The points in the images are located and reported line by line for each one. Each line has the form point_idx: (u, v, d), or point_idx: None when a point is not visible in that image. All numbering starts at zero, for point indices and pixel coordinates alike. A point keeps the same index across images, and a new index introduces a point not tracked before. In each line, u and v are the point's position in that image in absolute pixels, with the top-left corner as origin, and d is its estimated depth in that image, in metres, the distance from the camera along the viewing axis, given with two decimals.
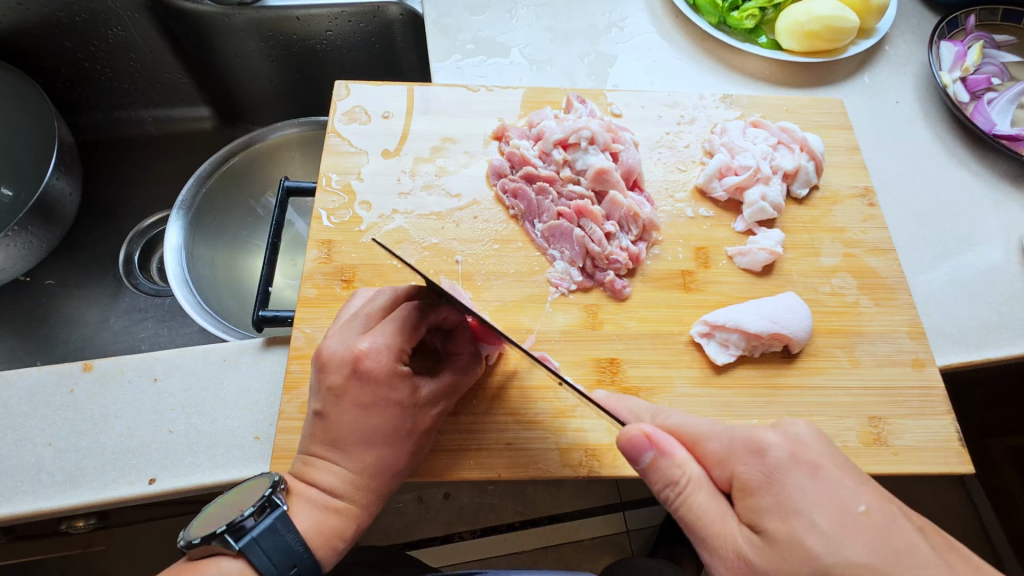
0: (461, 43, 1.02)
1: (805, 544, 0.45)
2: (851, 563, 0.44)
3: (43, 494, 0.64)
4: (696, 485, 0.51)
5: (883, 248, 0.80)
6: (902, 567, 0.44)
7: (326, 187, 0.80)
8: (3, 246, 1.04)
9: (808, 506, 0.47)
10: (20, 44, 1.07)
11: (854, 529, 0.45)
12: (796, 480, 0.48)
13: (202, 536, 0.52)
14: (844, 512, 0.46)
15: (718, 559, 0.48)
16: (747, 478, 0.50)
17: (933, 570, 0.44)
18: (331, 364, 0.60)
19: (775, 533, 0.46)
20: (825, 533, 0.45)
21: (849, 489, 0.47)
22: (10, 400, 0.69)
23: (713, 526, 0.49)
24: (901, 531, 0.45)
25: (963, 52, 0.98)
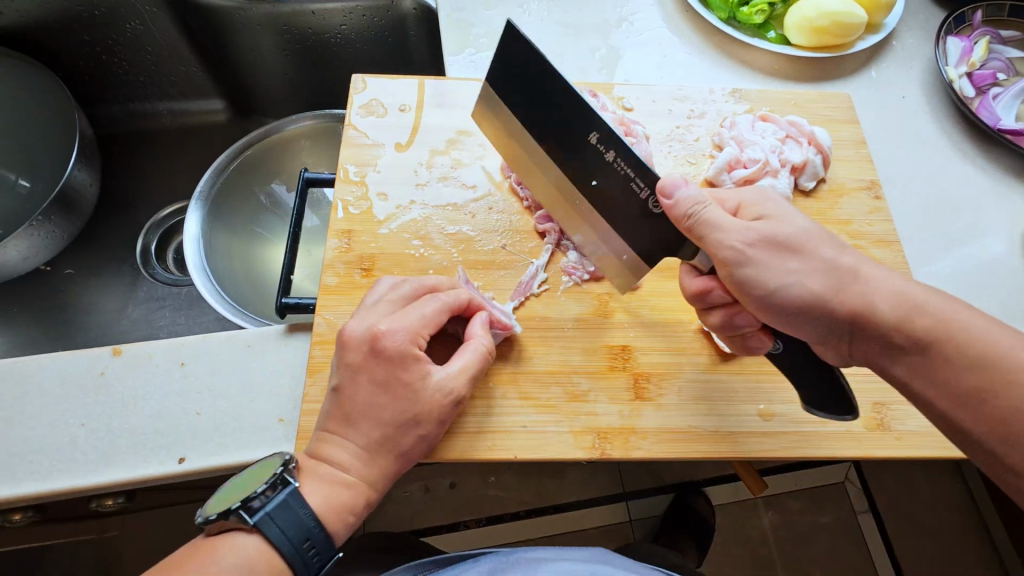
0: (474, 37, 1.03)
1: (782, 225, 0.62)
2: (819, 240, 0.60)
3: (77, 473, 0.67)
4: (706, 202, 0.62)
5: (888, 240, 0.82)
6: (870, 268, 0.59)
7: (345, 178, 0.82)
8: (25, 236, 1.07)
9: (787, 233, 0.61)
10: (40, 37, 1.09)
11: (822, 235, 0.61)
12: (793, 215, 0.63)
13: (219, 512, 0.55)
14: (816, 226, 0.62)
15: (721, 239, 0.61)
16: (747, 203, 0.66)
17: (895, 281, 0.58)
18: (352, 342, 0.64)
19: (767, 219, 0.62)
20: (798, 223, 0.62)
21: (813, 221, 0.63)
22: (42, 383, 0.72)
23: (723, 227, 0.62)
24: (871, 266, 0.60)
25: (970, 47, 1.00)
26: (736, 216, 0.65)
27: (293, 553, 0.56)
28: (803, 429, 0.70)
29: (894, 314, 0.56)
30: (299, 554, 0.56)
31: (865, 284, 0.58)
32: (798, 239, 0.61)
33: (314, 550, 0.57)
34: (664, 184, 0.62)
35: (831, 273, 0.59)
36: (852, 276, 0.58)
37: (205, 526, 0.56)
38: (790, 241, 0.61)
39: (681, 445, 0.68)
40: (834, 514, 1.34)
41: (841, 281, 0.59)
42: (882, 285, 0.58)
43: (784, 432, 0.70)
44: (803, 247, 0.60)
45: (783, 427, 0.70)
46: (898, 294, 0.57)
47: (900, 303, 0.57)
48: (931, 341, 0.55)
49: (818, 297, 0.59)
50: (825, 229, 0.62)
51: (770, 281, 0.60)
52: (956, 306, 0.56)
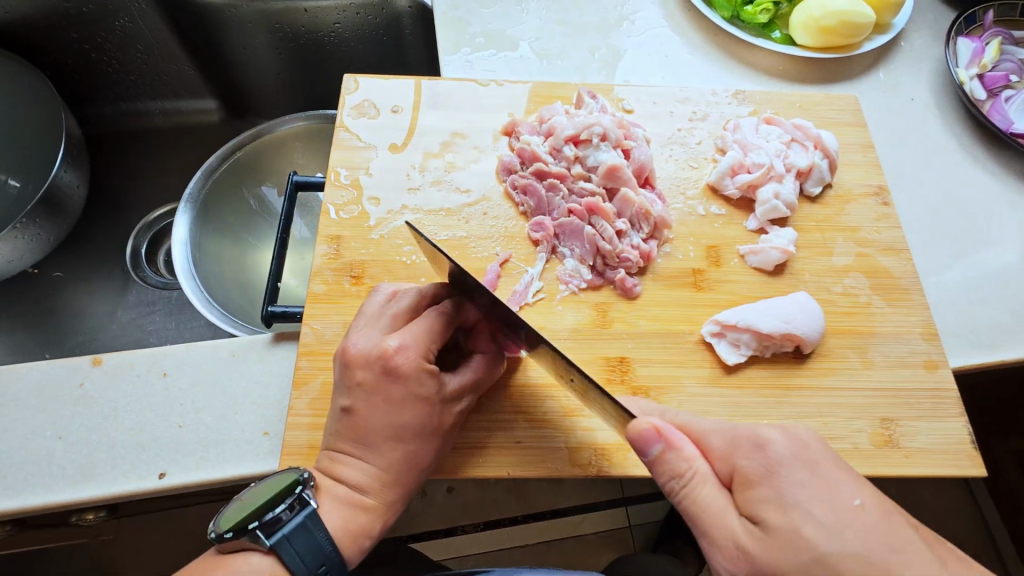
0: (470, 36, 1.00)
1: (801, 536, 0.46)
2: (845, 555, 0.44)
3: (53, 488, 0.64)
4: (705, 476, 0.51)
5: (897, 248, 0.80)
6: (896, 566, 0.44)
7: (336, 182, 0.80)
8: (11, 238, 1.04)
9: (803, 513, 0.47)
10: (27, 34, 1.06)
11: (851, 523, 0.46)
12: (832, 483, 0.48)
13: (235, 531, 0.53)
14: (839, 507, 0.47)
15: (719, 553, 0.49)
16: (749, 472, 0.50)
17: (927, 566, 0.44)
18: (360, 361, 0.61)
19: (773, 527, 0.47)
20: (830, 532, 0.45)
21: (846, 488, 0.48)
22: (20, 393, 0.70)
23: (720, 521, 0.49)
24: (896, 527, 0.46)
25: (981, 48, 0.97)
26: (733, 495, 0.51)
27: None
28: None
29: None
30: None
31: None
32: (835, 569, 0.44)
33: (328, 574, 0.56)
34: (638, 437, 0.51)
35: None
36: None
37: (218, 542, 0.53)
38: (808, 572, 0.45)
39: None
40: None
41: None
42: (810, 493, 0.48)
43: None
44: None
45: None
46: (887, 534, 0.46)
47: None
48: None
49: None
50: (863, 501, 0.47)
51: None
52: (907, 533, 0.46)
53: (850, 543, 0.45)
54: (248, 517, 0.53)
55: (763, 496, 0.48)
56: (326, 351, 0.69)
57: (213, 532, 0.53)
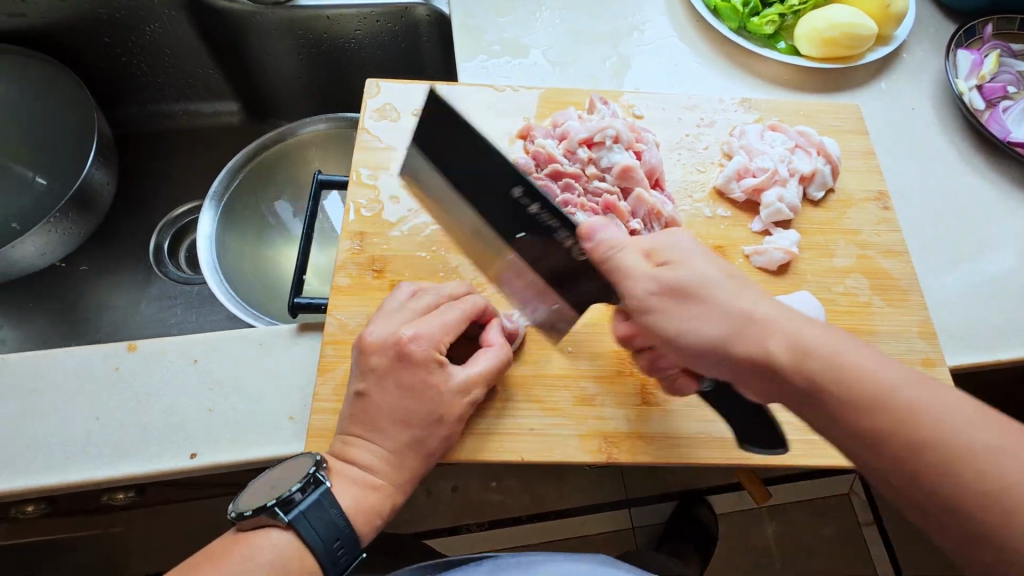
0: (486, 43, 1.05)
1: (673, 276, 0.59)
2: (740, 306, 0.56)
3: (90, 466, 0.68)
4: (625, 245, 0.63)
5: (896, 250, 0.83)
6: (772, 335, 0.54)
7: (358, 181, 0.83)
8: (43, 233, 1.08)
9: (696, 321, 0.57)
10: (60, 38, 1.11)
11: (734, 284, 0.58)
12: (700, 260, 0.60)
13: (254, 509, 0.56)
14: (700, 275, 0.58)
15: (632, 285, 0.61)
16: (663, 249, 0.62)
17: (863, 349, 0.53)
18: (374, 347, 0.64)
19: (678, 267, 0.60)
20: (701, 271, 0.59)
21: (752, 296, 0.57)
22: (60, 377, 0.73)
23: (631, 273, 0.61)
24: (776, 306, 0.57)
25: (981, 60, 1.00)
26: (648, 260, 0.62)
27: (323, 552, 0.57)
28: (810, 437, 0.70)
29: (826, 377, 0.52)
30: (329, 553, 0.58)
31: (770, 335, 0.54)
32: (741, 319, 0.55)
33: (344, 549, 0.59)
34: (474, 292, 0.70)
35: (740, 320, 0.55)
36: (798, 376, 0.53)
37: (238, 521, 0.57)
38: (675, 289, 0.58)
39: (688, 451, 0.69)
40: (837, 527, 1.34)
41: (739, 331, 0.55)
42: (730, 298, 0.57)
43: (792, 439, 0.70)
44: (701, 294, 0.57)
45: (790, 434, 0.70)
46: (828, 338, 0.54)
47: (786, 333, 0.54)
48: (938, 463, 0.48)
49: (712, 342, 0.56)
50: (718, 271, 0.59)
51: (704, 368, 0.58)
52: (837, 341, 0.53)
53: (736, 324, 0.55)
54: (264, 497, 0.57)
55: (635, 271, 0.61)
56: (349, 341, 0.72)
57: (233, 512, 0.57)
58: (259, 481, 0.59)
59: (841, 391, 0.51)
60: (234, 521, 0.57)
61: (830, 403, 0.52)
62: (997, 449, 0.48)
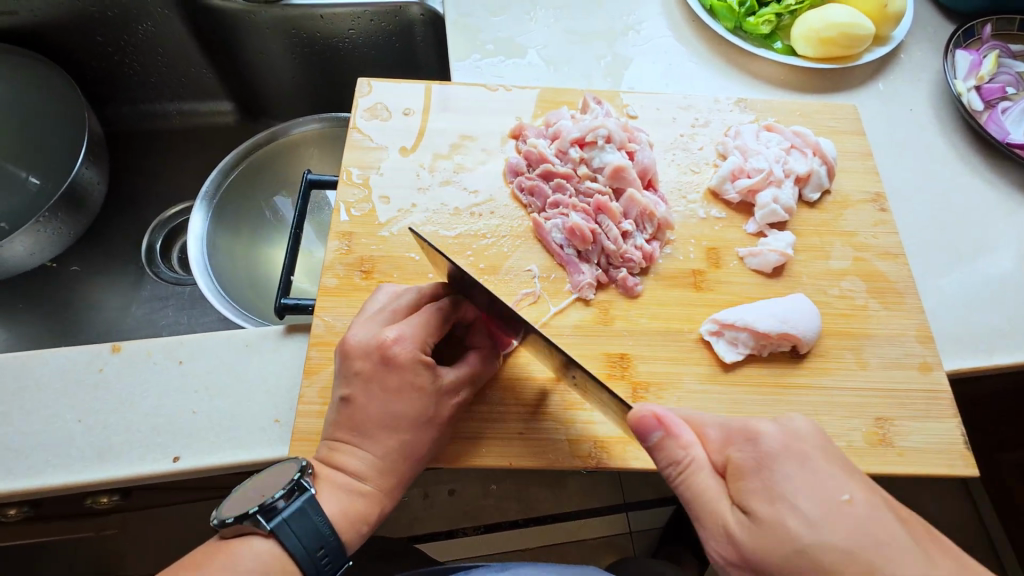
0: (480, 43, 1.04)
1: (789, 531, 0.46)
2: (829, 547, 0.45)
3: (72, 469, 0.67)
4: (705, 465, 0.52)
5: (893, 253, 0.81)
6: (890, 561, 0.44)
7: (348, 181, 0.83)
8: (33, 232, 1.07)
9: (781, 514, 0.47)
10: (51, 36, 1.10)
11: (838, 519, 0.46)
12: (790, 480, 0.48)
13: (236, 517, 0.54)
14: (826, 502, 0.47)
15: (710, 539, 0.50)
16: (740, 463, 0.51)
17: (906, 552, 0.45)
18: (357, 351, 0.63)
19: (761, 517, 0.48)
20: (811, 521, 0.46)
21: (835, 481, 0.48)
22: (42, 377, 0.72)
23: (712, 504, 0.51)
24: (884, 523, 0.46)
25: (979, 61, 0.99)
26: (723, 483, 0.52)
27: (307, 560, 0.56)
28: None
29: None
30: (313, 562, 0.56)
31: (857, 570, 0.44)
32: (816, 564, 0.45)
33: (328, 557, 0.57)
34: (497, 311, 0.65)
35: (788, 555, 0.46)
36: None
37: (219, 528, 0.55)
38: (792, 563, 0.45)
39: None
40: None
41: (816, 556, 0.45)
42: (804, 488, 0.48)
43: None
44: (802, 565, 0.45)
45: None
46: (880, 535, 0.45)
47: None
48: None
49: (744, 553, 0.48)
50: (823, 511, 0.46)
51: None
52: (878, 535, 0.45)
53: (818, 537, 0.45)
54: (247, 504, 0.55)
55: (768, 486, 0.48)
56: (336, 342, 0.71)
57: (215, 520, 0.55)
58: (241, 488, 0.57)
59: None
60: (215, 529, 0.55)
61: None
62: None
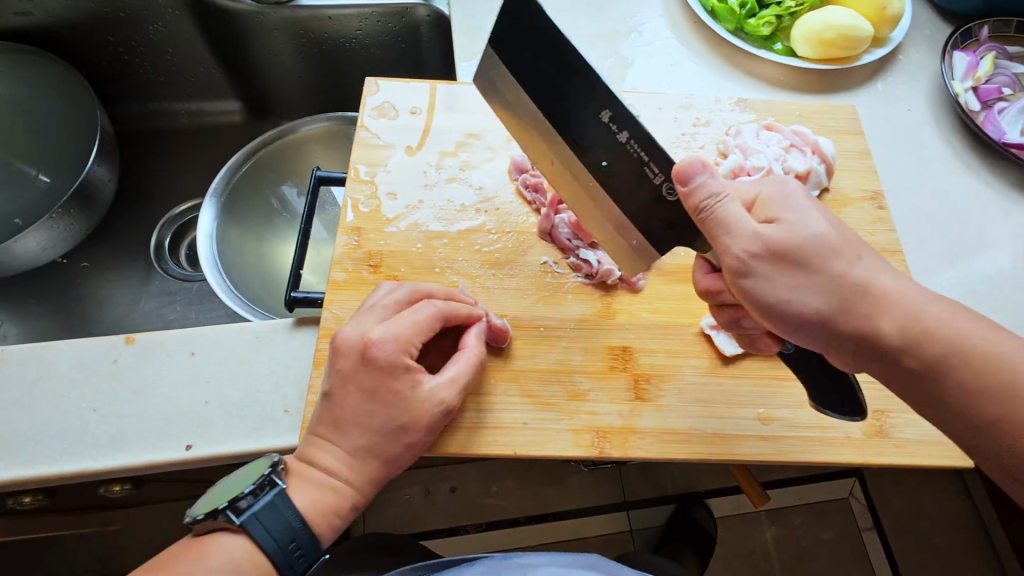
0: (485, 43, 1.06)
1: (822, 278, 0.59)
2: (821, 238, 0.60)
3: (87, 457, 0.69)
4: (724, 195, 0.62)
5: (891, 250, 0.83)
6: (890, 303, 0.58)
7: (356, 178, 0.84)
8: (45, 228, 1.09)
9: (801, 290, 0.59)
10: (64, 37, 1.12)
11: (846, 242, 0.60)
12: (809, 218, 0.61)
13: (207, 513, 0.57)
14: (848, 260, 0.60)
15: (757, 281, 0.61)
16: (779, 240, 0.60)
17: (909, 294, 0.59)
18: (344, 348, 0.65)
19: (785, 222, 0.61)
20: (805, 220, 0.61)
21: (834, 234, 0.60)
22: (58, 368, 0.74)
23: (735, 229, 0.61)
24: (891, 280, 0.59)
25: (976, 62, 1.01)
26: (749, 213, 0.64)
27: (279, 553, 0.58)
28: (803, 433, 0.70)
29: (919, 335, 0.57)
30: (284, 554, 0.58)
31: (880, 308, 0.58)
32: (851, 300, 0.58)
33: (300, 550, 0.59)
34: (683, 169, 0.62)
35: (835, 286, 0.59)
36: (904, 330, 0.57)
37: (192, 525, 0.57)
38: (807, 243, 0.59)
39: (681, 446, 0.69)
40: (839, 529, 1.34)
41: (846, 299, 0.58)
42: (821, 247, 0.59)
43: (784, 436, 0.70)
44: (813, 261, 0.59)
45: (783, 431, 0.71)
46: (887, 277, 0.59)
47: (890, 314, 0.58)
48: (968, 390, 0.57)
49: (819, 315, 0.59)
50: (828, 226, 0.61)
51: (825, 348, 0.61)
52: (884, 271, 0.59)
53: (848, 284, 0.58)
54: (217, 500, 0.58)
55: (802, 236, 0.60)
56: None
57: (189, 517, 0.58)
58: (213, 485, 0.60)
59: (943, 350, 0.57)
60: (188, 526, 0.57)
61: (904, 356, 0.58)
62: (1021, 380, 0.55)
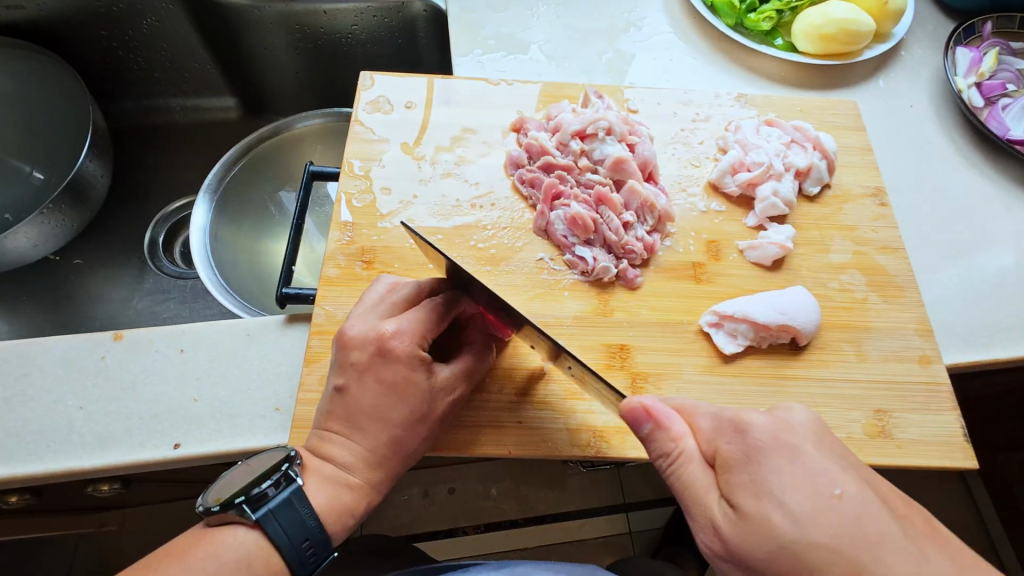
0: (481, 38, 1.04)
1: (773, 527, 0.47)
2: (814, 545, 0.46)
3: (73, 455, 0.67)
4: (691, 451, 0.53)
5: (893, 247, 0.82)
6: (880, 557, 0.45)
7: (350, 173, 0.83)
8: (36, 224, 1.08)
9: (779, 497, 0.48)
10: (57, 31, 1.11)
11: (830, 513, 0.47)
12: (775, 465, 0.49)
13: (222, 504, 0.55)
14: (817, 496, 0.48)
15: (699, 530, 0.51)
16: (728, 456, 0.52)
17: (894, 551, 0.45)
18: (355, 342, 0.63)
19: (746, 513, 0.48)
20: (796, 511, 0.47)
21: (826, 475, 0.49)
22: (45, 364, 0.73)
23: (700, 493, 0.52)
24: (881, 520, 0.47)
25: (979, 58, 0.99)
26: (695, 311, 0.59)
27: (292, 551, 0.56)
28: None
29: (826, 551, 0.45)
30: (297, 554, 0.56)
31: (849, 571, 0.45)
32: (802, 557, 0.46)
33: (312, 550, 0.57)
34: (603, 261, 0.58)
35: (776, 545, 0.47)
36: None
37: (205, 516, 0.55)
38: (777, 558, 0.46)
39: None
40: None
41: (809, 546, 0.46)
42: (794, 486, 0.48)
43: None
44: (751, 512, 0.48)
45: None
46: (872, 518, 0.46)
47: (841, 563, 0.45)
48: None
49: (745, 556, 0.48)
50: (790, 467, 0.49)
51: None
52: (869, 530, 0.46)
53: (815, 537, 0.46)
54: (234, 492, 0.55)
55: (765, 479, 0.49)
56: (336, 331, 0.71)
57: (202, 505, 0.55)
58: (228, 475, 0.57)
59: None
60: (200, 516, 0.55)
61: None
62: None
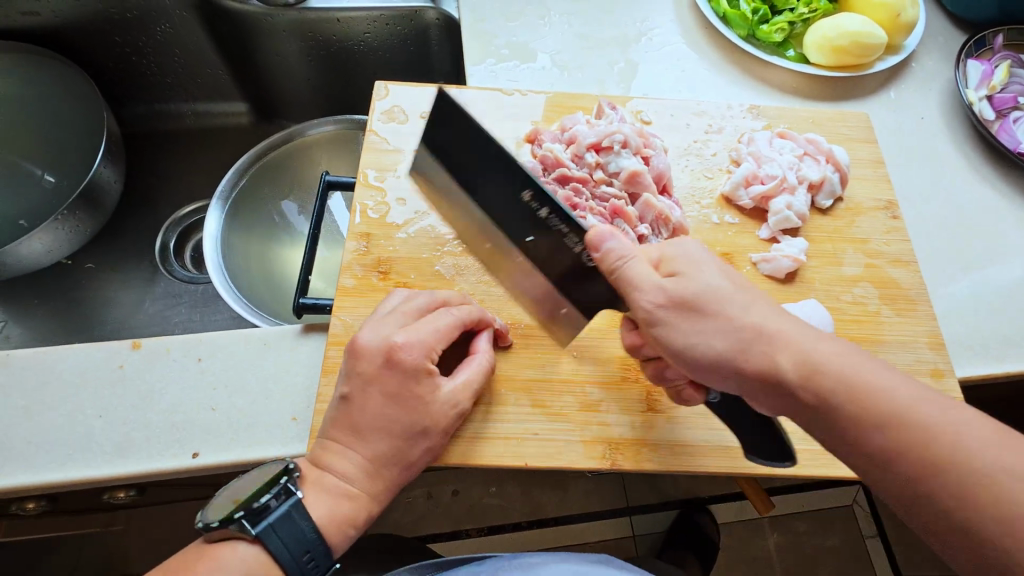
0: (494, 48, 1.05)
1: (699, 284, 0.58)
2: (744, 317, 0.56)
3: (92, 464, 0.68)
4: (631, 256, 0.61)
5: (905, 260, 0.82)
6: (787, 330, 0.56)
7: (365, 183, 0.84)
8: (51, 230, 1.08)
9: (713, 294, 0.58)
10: (72, 38, 1.12)
11: (744, 290, 0.58)
12: (709, 270, 0.60)
13: (222, 520, 0.55)
14: (735, 284, 0.59)
15: (643, 299, 0.60)
16: (672, 253, 0.63)
17: (792, 323, 0.57)
18: (365, 352, 0.63)
19: (683, 275, 0.60)
20: (716, 279, 0.59)
21: (736, 274, 0.60)
22: (63, 373, 0.73)
23: (639, 273, 0.60)
24: (784, 316, 0.57)
25: (990, 70, 1.00)
26: (657, 269, 0.62)
27: (292, 564, 0.57)
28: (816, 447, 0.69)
29: (840, 391, 0.52)
30: (299, 565, 0.57)
31: (777, 352, 0.55)
32: (728, 312, 0.57)
33: (314, 561, 0.58)
34: (594, 234, 0.62)
35: (736, 328, 0.56)
36: (784, 357, 0.54)
37: (206, 531, 0.56)
38: (706, 291, 0.58)
39: (694, 457, 0.68)
40: (842, 537, 1.35)
41: (748, 340, 0.56)
42: (720, 277, 0.60)
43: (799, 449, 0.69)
44: (719, 306, 0.57)
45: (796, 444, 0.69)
46: (774, 318, 0.57)
47: (800, 352, 0.54)
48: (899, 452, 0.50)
49: (722, 359, 0.56)
50: (727, 280, 0.59)
51: (682, 344, 0.58)
52: (778, 311, 0.58)
53: (752, 318, 0.56)
54: (234, 507, 0.56)
55: (692, 270, 0.60)
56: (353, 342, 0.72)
57: (202, 521, 0.56)
58: (230, 489, 0.58)
59: (858, 403, 0.52)
60: (202, 531, 0.56)
61: (872, 430, 0.51)
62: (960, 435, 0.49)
